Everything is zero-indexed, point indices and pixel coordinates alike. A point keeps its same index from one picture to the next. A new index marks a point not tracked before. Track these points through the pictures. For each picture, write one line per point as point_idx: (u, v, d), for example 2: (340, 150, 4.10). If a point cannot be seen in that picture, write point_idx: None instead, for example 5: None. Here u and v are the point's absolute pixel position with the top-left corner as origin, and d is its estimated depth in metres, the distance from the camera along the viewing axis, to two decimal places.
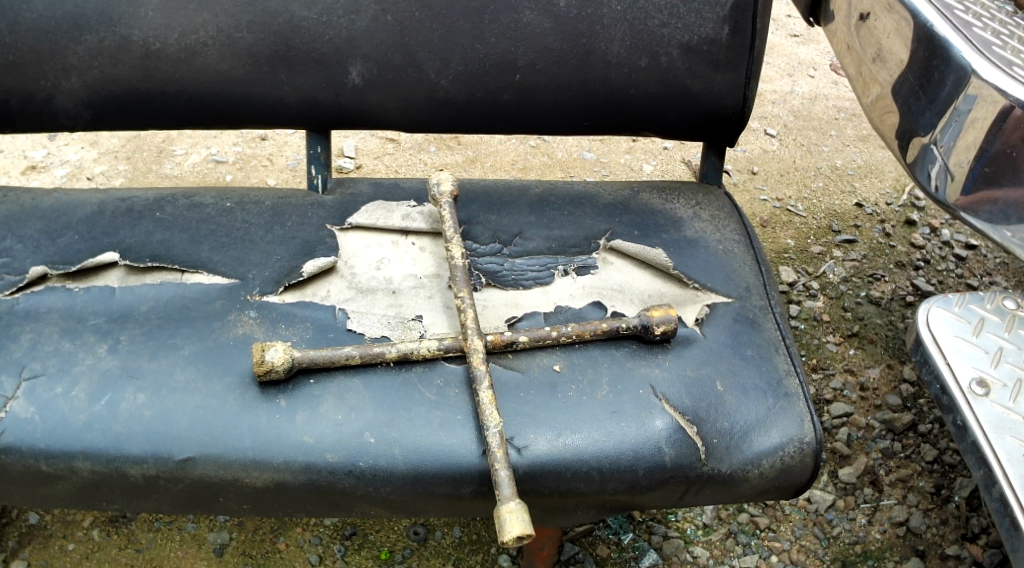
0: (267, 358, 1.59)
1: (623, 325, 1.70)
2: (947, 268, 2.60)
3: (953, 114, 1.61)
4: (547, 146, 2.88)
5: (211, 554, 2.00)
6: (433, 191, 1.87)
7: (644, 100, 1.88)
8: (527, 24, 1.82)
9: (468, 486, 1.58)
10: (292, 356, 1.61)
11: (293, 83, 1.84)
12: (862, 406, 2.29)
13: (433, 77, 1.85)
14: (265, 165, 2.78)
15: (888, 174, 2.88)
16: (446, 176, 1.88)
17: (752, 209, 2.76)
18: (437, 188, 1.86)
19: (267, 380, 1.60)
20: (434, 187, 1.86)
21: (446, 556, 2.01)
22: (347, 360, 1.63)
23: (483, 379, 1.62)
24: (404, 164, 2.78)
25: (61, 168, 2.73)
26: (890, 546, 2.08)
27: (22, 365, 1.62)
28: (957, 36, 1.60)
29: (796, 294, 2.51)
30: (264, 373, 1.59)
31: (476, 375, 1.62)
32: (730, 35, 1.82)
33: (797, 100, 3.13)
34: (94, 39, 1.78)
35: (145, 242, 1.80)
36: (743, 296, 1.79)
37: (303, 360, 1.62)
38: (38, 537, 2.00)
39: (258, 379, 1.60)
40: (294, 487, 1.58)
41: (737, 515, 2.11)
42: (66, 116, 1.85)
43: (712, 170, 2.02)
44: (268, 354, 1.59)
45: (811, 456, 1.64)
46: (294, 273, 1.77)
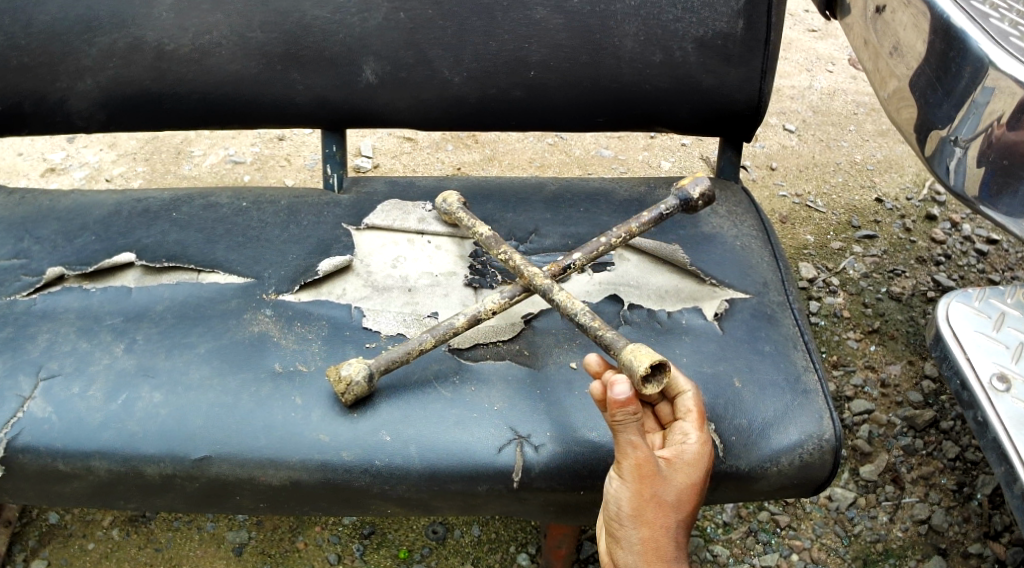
0: (344, 373, 1.57)
1: (664, 208, 1.81)
2: (968, 263, 2.57)
3: (970, 106, 1.60)
4: (564, 143, 2.87)
5: (230, 553, 2.00)
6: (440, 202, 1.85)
7: (655, 95, 1.87)
8: (539, 21, 1.81)
9: (484, 484, 1.57)
10: (368, 365, 1.59)
11: (307, 83, 1.84)
12: (883, 403, 2.27)
13: (446, 75, 1.85)
14: (283, 165, 2.78)
15: (908, 169, 2.85)
16: (449, 193, 1.85)
17: (771, 205, 2.74)
18: (445, 204, 1.84)
19: (354, 398, 1.58)
20: (442, 204, 1.84)
21: (465, 555, 2.01)
22: (421, 345, 1.64)
23: (554, 288, 1.70)
24: (422, 163, 2.77)
25: (80, 170, 2.74)
26: (912, 544, 2.06)
27: (39, 365, 1.63)
28: (974, 27, 1.58)
29: (816, 291, 2.49)
30: (352, 391, 1.57)
31: (545, 287, 1.70)
32: (743, 28, 1.81)
33: (815, 95, 3.11)
34: (108, 40, 1.78)
35: (161, 242, 1.81)
36: (761, 292, 1.78)
37: (381, 364, 1.60)
38: (58, 536, 2.01)
39: (348, 401, 1.58)
40: (310, 485, 1.58)
41: (757, 513, 2.10)
42: (80, 117, 1.86)
43: (729, 166, 2.01)
44: (343, 370, 1.57)
45: (830, 453, 1.62)
46: (310, 272, 1.77)
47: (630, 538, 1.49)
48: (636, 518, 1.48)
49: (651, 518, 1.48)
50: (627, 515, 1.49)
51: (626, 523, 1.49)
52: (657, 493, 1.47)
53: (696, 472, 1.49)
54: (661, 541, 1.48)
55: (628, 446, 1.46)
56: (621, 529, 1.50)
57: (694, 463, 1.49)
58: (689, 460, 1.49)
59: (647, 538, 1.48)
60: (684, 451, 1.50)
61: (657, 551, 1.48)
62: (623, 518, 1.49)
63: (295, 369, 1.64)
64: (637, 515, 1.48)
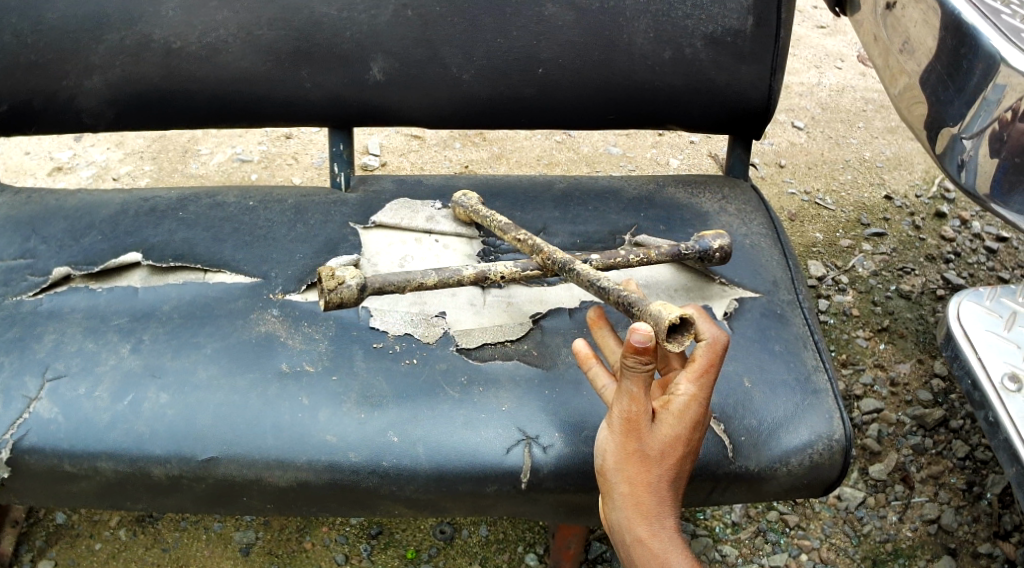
0: (337, 273, 1.65)
1: (683, 248, 1.76)
2: (978, 260, 2.55)
3: (982, 104, 1.58)
4: (572, 141, 2.85)
5: (238, 553, 2.00)
6: (457, 201, 1.85)
7: (669, 93, 1.85)
8: (550, 16, 1.80)
9: (492, 485, 1.57)
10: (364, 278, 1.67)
11: (315, 79, 1.83)
12: (893, 402, 2.26)
13: (455, 73, 1.84)
14: (290, 163, 2.78)
15: (918, 166, 2.84)
16: (473, 195, 1.85)
17: (780, 203, 2.73)
18: (464, 201, 1.84)
19: (336, 303, 1.64)
20: (462, 201, 1.83)
21: (473, 555, 2.00)
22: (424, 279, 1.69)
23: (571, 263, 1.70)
24: (430, 161, 2.77)
25: (87, 169, 2.73)
26: (922, 544, 2.05)
27: (45, 365, 1.63)
28: (986, 23, 1.57)
29: (825, 289, 2.47)
30: (340, 290, 1.63)
31: (562, 260, 1.71)
32: (754, 26, 1.80)
33: (824, 92, 3.10)
34: (116, 39, 1.78)
35: (168, 241, 1.80)
36: (771, 291, 1.77)
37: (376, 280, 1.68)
38: (65, 536, 2.01)
39: (329, 302, 1.64)
40: (318, 486, 1.57)
41: (766, 513, 2.09)
42: (88, 116, 1.85)
43: (739, 164, 2.00)
44: (339, 271, 1.65)
45: (840, 453, 1.61)
46: (317, 271, 1.77)
47: (614, 494, 1.47)
48: (621, 474, 1.46)
49: (635, 473, 1.46)
50: (612, 470, 1.47)
51: (611, 478, 1.47)
52: (643, 447, 1.45)
53: (684, 426, 1.46)
54: (646, 498, 1.46)
55: (621, 397, 1.44)
56: (607, 486, 1.48)
57: (685, 416, 1.46)
58: (680, 412, 1.46)
59: (631, 495, 1.46)
60: (673, 402, 1.47)
61: (641, 509, 1.46)
62: (608, 473, 1.47)
63: (303, 369, 1.63)
64: (622, 470, 1.46)
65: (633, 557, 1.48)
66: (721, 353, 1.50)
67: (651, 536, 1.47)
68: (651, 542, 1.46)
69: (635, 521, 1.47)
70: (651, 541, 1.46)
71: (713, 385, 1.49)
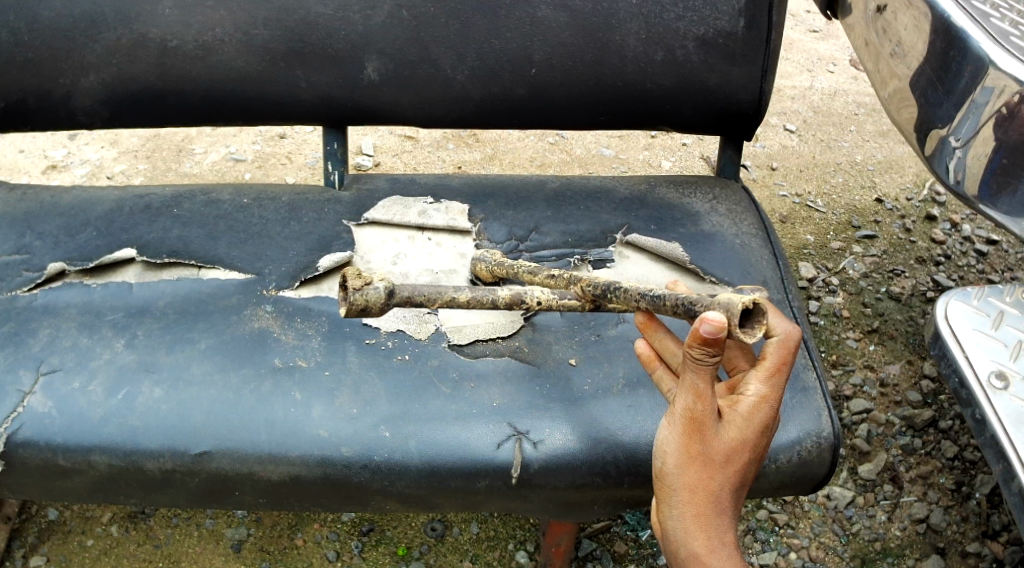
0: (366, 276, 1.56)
1: None
2: (968, 263, 2.57)
3: (970, 106, 1.60)
4: (565, 142, 2.87)
5: (229, 549, 2.00)
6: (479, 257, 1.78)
7: (659, 94, 1.87)
8: (542, 19, 1.81)
9: (483, 480, 1.58)
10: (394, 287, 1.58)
11: (309, 79, 1.85)
12: (882, 403, 2.28)
13: (449, 73, 1.85)
14: (284, 163, 2.79)
15: (909, 170, 2.85)
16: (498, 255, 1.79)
17: (772, 205, 2.75)
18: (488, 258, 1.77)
19: (360, 305, 1.54)
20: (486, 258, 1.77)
21: (464, 552, 2.01)
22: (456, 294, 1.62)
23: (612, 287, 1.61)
24: (423, 161, 2.78)
25: (81, 167, 2.74)
26: (910, 544, 2.06)
27: (40, 360, 1.64)
28: (975, 26, 1.59)
29: (815, 290, 2.49)
30: (365, 291, 1.53)
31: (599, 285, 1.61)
32: (745, 28, 1.82)
33: (816, 95, 3.12)
34: (112, 37, 1.79)
35: (162, 238, 1.81)
36: (760, 290, 1.78)
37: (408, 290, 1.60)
38: (57, 532, 2.02)
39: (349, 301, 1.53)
40: (310, 480, 1.58)
41: (756, 511, 2.10)
42: (84, 114, 1.87)
43: (729, 164, 2.02)
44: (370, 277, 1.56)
45: (829, 450, 1.63)
46: (310, 268, 1.78)
47: (674, 501, 1.47)
48: (681, 478, 1.46)
49: (697, 479, 1.46)
50: (673, 474, 1.46)
51: (671, 483, 1.47)
52: (708, 451, 1.45)
53: (752, 430, 1.47)
54: (706, 506, 1.46)
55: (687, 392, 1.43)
56: (666, 491, 1.48)
57: (753, 419, 1.47)
58: (748, 415, 1.47)
59: (691, 502, 1.46)
60: (741, 403, 1.48)
61: (700, 517, 1.46)
62: (669, 476, 1.47)
63: (296, 364, 1.64)
64: (684, 475, 1.46)
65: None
66: (791, 350, 1.52)
67: (708, 548, 1.46)
68: (707, 556, 1.46)
69: (693, 531, 1.46)
70: (707, 556, 1.46)
71: (783, 385, 1.50)
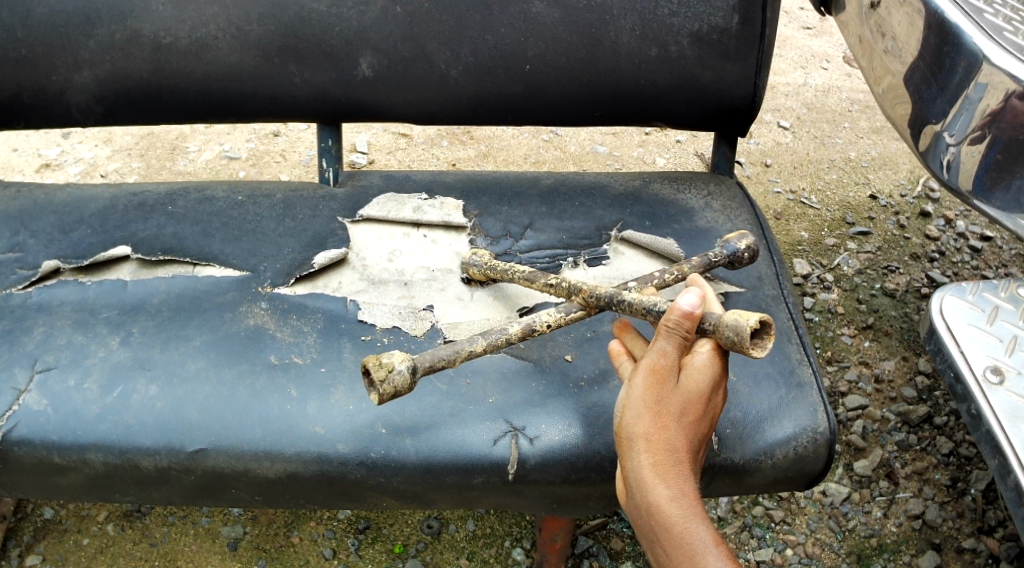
0: (386, 360, 1.49)
1: (712, 256, 1.74)
2: (962, 259, 2.58)
3: (964, 102, 1.60)
4: (559, 139, 2.87)
5: (225, 547, 2.00)
6: (468, 262, 1.77)
7: (653, 92, 1.87)
8: (537, 14, 1.81)
9: (479, 476, 1.58)
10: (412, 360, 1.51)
11: (304, 76, 1.85)
12: (877, 399, 2.28)
13: (443, 69, 1.85)
14: (278, 160, 2.78)
15: (903, 166, 2.86)
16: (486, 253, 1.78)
17: (766, 202, 2.75)
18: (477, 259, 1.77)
19: (391, 393, 1.48)
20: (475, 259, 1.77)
21: (460, 550, 2.01)
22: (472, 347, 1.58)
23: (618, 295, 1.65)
24: (417, 159, 2.78)
25: (75, 166, 2.73)
26: (906, 539, 2.07)
27: (35, 358, 1.63)
28: (968, 21, 1.59)
29: (810, 286, 2.50)
30: (393, 379, 1.47)
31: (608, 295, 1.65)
32: (739, 23, 1.82)
33: (810, 92, 3.12)
34: (106, 34, 1.79)
35: (157, 235, 1.81)
36: (756, 286, 1.79)
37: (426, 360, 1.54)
38: (53, 531, 2.01)
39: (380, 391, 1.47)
40: (306, 477, 1.58)
41: (752, 508, 2.10)
42: (78, 111, 1.86)
43: (724, 160, 2.01)
44: (385, 358, 1.49)
45: (825, 446, 1.63)
46: (306, 264, 1.78)
47: (632, 453, 1.46)
48: (639, 428, 1.45)
49: (653, 429, 1.45)
50: (629, 426, 1.46)
51: (629, 435, 1.46)
52: (664, 401, 1.46)
53: (710, 383, 1.48)
54: (663, 454, 1.44)
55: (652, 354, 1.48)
56: (625, 446, 1.47)
57: (712, 374, 1.49)
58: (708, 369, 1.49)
59: (648, 452, 1.44)
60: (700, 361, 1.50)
61: (658, 465, 1.44)
62: (628, 430, 1.46)
63: (291, 360, 1.64)
64: (640, 426, 1.45)
65: (648, 522, 1.44)
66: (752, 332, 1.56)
67: (669, 497, 1.43)
68: (667, 506, 1.42)
69: (652, 480, 1.43)
70: (667, 505, 1.42)
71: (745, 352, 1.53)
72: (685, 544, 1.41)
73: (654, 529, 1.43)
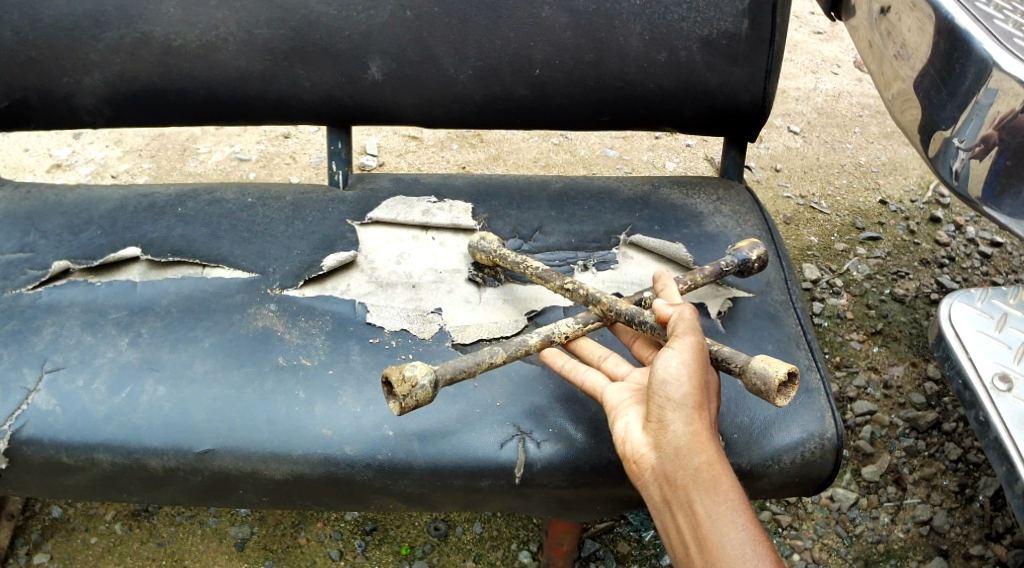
0: (408, 375, 1.48)
1: (724, 263, 1.76)
2: (972, 265, 2.57)
3: (974, 109, 1.60)
4: (569, 143, 2.87)
5: (233, 548, 2.00)
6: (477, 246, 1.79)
7: (660, 95, 1.87)
8: (545, 19, 1.81)
9: (486, 479, 1.58)
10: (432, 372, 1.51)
11: (312, 78, 1.85)
12: (886, 405, 2.27)
13: (452, 72, 1.85)
14: (288, 162, 2.79)
15: (913, 171, 2.85)
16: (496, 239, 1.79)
17: (776, 207, 2.75)
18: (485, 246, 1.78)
19: (412, 406, 1.49)
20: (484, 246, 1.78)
21: (467, 552, 2.01)
22: (494, 358, 1.58)
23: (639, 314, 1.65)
24: (427, 161, 2.78)
25: (86, 166, 2.74)
26: (913, 546, 2.06)
27: (44, 358, 1.64)
28: (978, 27, 1.58)
29: (819, 292, 2.49)
30: (415, 394, 1.48)
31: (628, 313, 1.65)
32: (749, 28, 1.81)
33: (820, 97, 3.12)
34: (116, 36, 1.79)
35: (166, 236, 1.82)
36: (764, 291, 1.79)
37: (448, 374, 1.53)
38: (60, 530, 2.02)
39: (399, 401, 1.48)
40: (313, 479, 1.58)
41: (759, 512, 2.10)
42: (87, 113, 1.87)
43: (733, 165, 2.01)
44: (409, 371, 1.48)
45: (832, 452, 1.62)
46: (315, 266, 1.78)
47: (684, 415, 1.44)
48: (693, 394, 1.45)
49: (703, 395, 1.46)
50: (686, 392, 1.45)
51: (683, 399, 1.44)
52: (704, 372, 1.49)
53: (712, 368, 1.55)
54: (708, 418, 1.46)
55: (686, 334, 1.52)
56: (673, 408, 1.45)
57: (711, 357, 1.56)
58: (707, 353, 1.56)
59: (701, 416, 1.45)
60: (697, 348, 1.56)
61: (707, 428, 1.45)
62: (680, 396, 1.45)
63: (299, 362, 1.64)
64: (695, 392, 1.45)
65: (699, 481, 1.42)
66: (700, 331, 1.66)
67: (718, 456, 1.44)
68: (719, 464, 1.44)
69: (707, 439, 1.44)
70: (721, 464, 1.44)
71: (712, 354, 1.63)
72: (737, 501, 1.43)
73: (703, 487, 1.42)
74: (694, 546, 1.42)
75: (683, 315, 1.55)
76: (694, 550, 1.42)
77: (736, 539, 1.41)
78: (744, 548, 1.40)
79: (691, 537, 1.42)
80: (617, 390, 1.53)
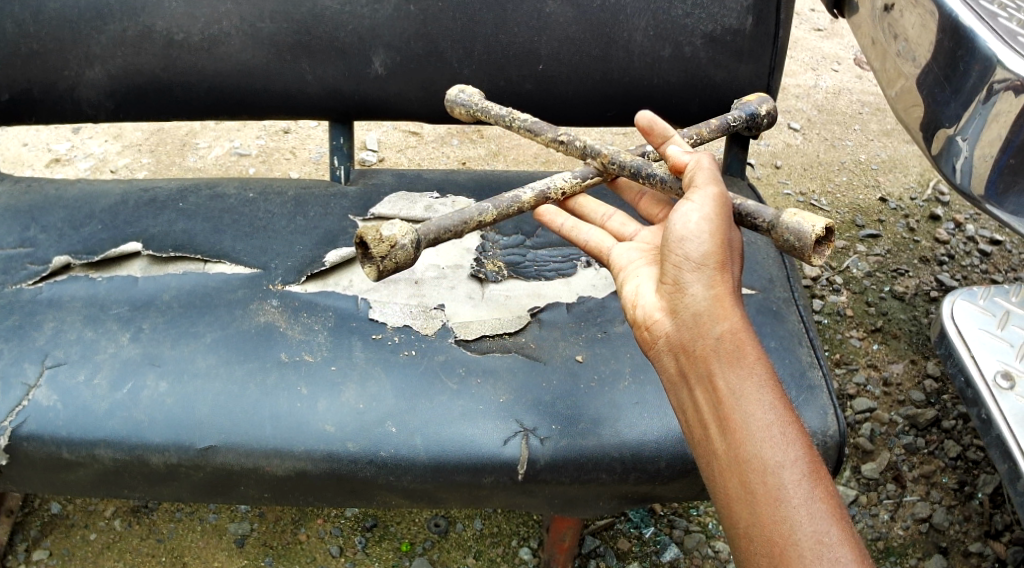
0: (386, 234, 1.54)
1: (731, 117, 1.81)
2: (971, 263, 2.57)
3: (977, 107, 1.60)
4: None
5: (233, 544, 2.00)
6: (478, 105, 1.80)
7: (665, 90, 1.87)
8: (549, 14, 1.81)
9: (488, 476, 1.57)
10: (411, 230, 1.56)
11: (315, 73, 1.85)
12: (885, 402, 2.27)
13: (456, 67, 1.85)
14: (288, 157, 2.78)
15: (913, 169, 2.85)
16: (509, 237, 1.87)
17: (776, 203, 2.75)
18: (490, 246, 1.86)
19: (391, 267, 1.55)
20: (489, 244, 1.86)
21: (468, 548, 2.01)
22: (485, 215, 1.66)
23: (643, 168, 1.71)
24: (427, 157, 2.77)
25: (85, 161, 2.74)
26: (913, 543, 2.06)
27: (45, 354, 1.64)
28: (982, 25, 1.58)
29: (819, 289, 2.49)
30: (394, 254, 1.54)
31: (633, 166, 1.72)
32: (753, 24, 1.81)
33: (820, 94, 3.12)
34: (117, 30, 1.79)
35: (167, 231, 1.81)
36: (767, 288, 1.79)
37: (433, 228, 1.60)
38: (60, 526, 2.01)
39: (379, 263, 1.55)
40: (315, 475, 1.58)
41: None
42: (89, 106, 1.86)
43: (735, 161, 2.01)
44: (387, 230, 1.54)
45: (834, 448, 1.62)
46: (317, 262, 1.78)
47: (703, 276, 1.40)
48: (711, 256, 1.42)
49: (724, 260, 1.42)
50: (704, 252, 1.42)
51: (701, 258, 1.41)
52: (726, 237, 1.45)
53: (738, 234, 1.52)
54: (732, 290, 1.40)
55: (706, 184, 1.51)
56: (690, 268, 1.41)
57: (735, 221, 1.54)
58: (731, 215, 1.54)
59: (720, 284, 1.40)
60: None
61: (730, 299, 1.39)
62: (698, 258, 1.41)
63: (301, 358, 1.64)
64: (714, 253, 1.42)
65: (719, 351, 1.35)
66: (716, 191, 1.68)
67: (742, 326, 1.37)
68: (743, 334, 1.36)
69: (728, 307, 1.38)
70: (744, 335, 1.36)
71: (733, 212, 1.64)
72: (763, 376, 1.34)
73: (724, 358, 1.35)
74: (713, 424, 1.33)
75: (701, 163, 1.55)
76: (714, 427, 1.33)
77: (760, 416, 1.31)
78: (767, 428, 1.31)
79: (711, 413, 1.33)
80: (624, 249, 1.55)
